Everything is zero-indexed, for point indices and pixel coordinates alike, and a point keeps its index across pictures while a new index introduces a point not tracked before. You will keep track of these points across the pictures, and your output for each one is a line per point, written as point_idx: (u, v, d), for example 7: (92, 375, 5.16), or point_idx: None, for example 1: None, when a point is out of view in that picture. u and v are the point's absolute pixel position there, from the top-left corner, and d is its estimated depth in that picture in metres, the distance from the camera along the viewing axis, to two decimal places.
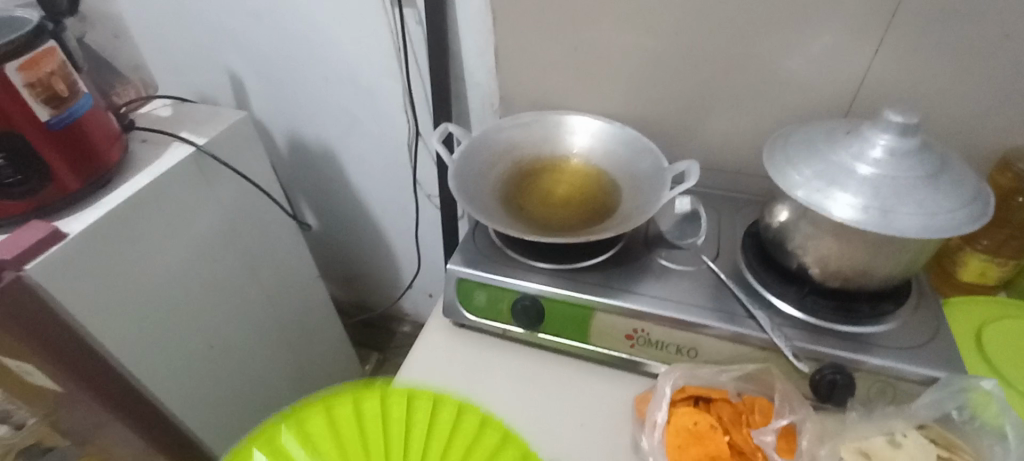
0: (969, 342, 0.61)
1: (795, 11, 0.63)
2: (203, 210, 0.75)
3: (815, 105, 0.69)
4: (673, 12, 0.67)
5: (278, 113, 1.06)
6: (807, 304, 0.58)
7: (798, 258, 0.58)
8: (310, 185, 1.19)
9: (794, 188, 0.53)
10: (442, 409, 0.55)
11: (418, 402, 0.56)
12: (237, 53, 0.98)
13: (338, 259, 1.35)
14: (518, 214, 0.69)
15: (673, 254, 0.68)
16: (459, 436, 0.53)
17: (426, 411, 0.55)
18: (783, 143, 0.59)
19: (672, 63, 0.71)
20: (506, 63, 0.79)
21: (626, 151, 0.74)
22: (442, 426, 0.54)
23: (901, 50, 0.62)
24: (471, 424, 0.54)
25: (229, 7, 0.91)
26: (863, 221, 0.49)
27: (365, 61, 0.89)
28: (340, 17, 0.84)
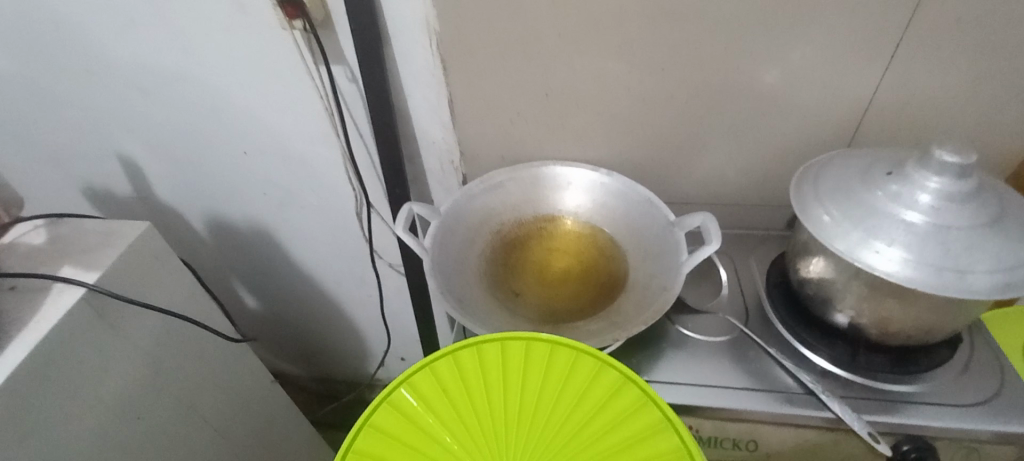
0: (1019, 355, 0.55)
1: (798, 32, 0.55)
2: (123, 361, 0.58)
3: (820, 129, 0.62)
4: (660, 43, 0.58)
5: (192, 195, 0.88)
6: (862, 365, 0.52)
7: (848, 317, 0.51)
8: (244, 268, 1.01)
9: (846, 250, 0.45)
10: (539, 354, 0.45)
11: (476, 356, 0.46)
12: (126, 135, 0.80)
13: (290, 339, 1.18)
14: (515, 307, 0.57)
15: (698, 318, 0.60)
16: (540, 370, 0.45)
17: (489, 362, 0.45)
18: (812, 186, 0.51)
19: (661, 99, 0.62)
20: (466, 118, 0.67)
21: (621, 204, 0.64)
22: (516, 368, 0.45)
23: (911, 65, 0.55)
24: (543, 355, 0.45)
25: (105, 82, 0.73)
26: (940, 288, 0.42)
27: (289, 133, 0.73)
28: (249, 86, 0.68)
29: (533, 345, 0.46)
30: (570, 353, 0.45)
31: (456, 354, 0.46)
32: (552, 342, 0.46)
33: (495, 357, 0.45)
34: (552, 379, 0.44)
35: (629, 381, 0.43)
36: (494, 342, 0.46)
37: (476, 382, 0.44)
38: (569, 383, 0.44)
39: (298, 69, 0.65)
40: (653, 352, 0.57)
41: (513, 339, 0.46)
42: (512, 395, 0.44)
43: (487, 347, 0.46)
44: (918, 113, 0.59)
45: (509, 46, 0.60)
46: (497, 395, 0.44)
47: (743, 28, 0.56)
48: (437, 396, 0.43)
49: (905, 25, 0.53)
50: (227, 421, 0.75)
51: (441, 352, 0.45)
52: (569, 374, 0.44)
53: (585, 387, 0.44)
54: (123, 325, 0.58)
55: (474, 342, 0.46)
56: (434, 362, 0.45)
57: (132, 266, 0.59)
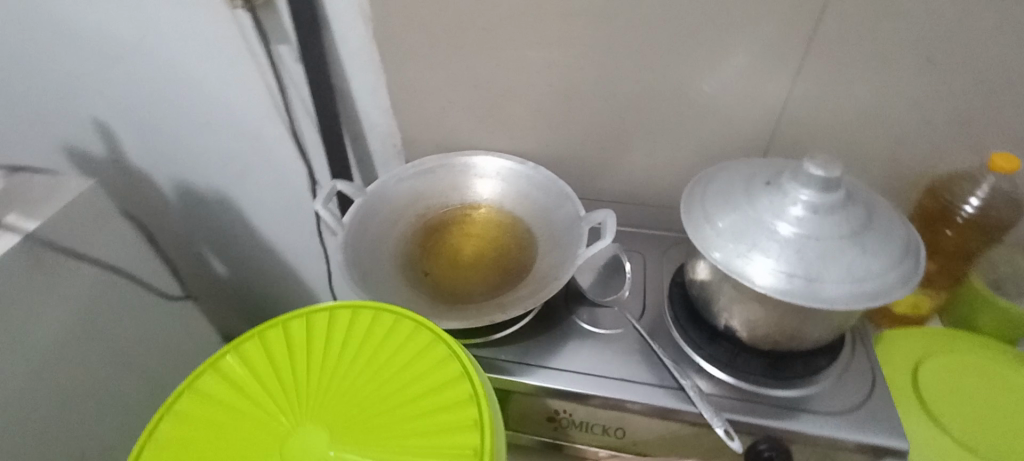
0: (907, 388, 0.56)
1: (709, 42, 0.57)
2: (57, 307, 0.62)
3: (735, 138, 0.63)
4: (580, 43, 0.60)
5: (159, 161, 0.93)
6: (739, 367, 0.54)
7: (724, 319, 0.53)
8: (210, 235, 1.06)
9: (714, 255, 0.47)
10: (382, 324, 0.47)
11: (327, 319, 0.48)
12: (96, 99, 0.84)
13: (256, 308, 1.23)
14: (420, 285, 0.61)
15: (598, 312, 0.62)
16: (379, 338, 0.46)
17: (336, 326, 0.47)
18: (701, 191, 0.53)
19: (584, 97, 0.64)
20: (401, 104, 0.70)
21: (540, 197, 0.67)
22: (358, 333, 0.47)
23: (818, 80, 0.57)
24: (386, 324, 0.47)
25: (74, 47, 0.77)
26: (789, 295, 0.44)
27: (240, 107, 0.77)
28: (202, 60, 0.72)
29: (380, 314, 0.48)
30: (411, 325, 0.47)
31: (310, 316, 0.48)
32: (399, 314, 0.48)
33: (343, 321, 0.47)
34: (388, 347, 0.46)
35: (454, 357, 0.44)
36: (349, 308, 0.48)
37: (316, 342, 0.46)
38: (400, 352, 0.45)
39: (244, 46, 0.68)
40: (547, 341, 0.59)
41: (366, 307, 0.48)
42: (344, 358, 0.45)
43: (340, 311, 0.48)
44: (827, 129, 0.60)
45: (438, 35, 0.62)
46: (330, 356, 0.45)
47: (655, 34, 0.57)
48: (278, 352, 0.46)
49: (808, 40, 0.54)
50: (164, 375, 0.80)
51: (295, 313, 0.48)
52: (403, 345, 0.46)
53: (413, 358, 0.45)
54: (60, 273, 0.62)
55: (329, 307, 0.49)
56: (288, 320, 0.48)
57: (72, 220, 0.63)
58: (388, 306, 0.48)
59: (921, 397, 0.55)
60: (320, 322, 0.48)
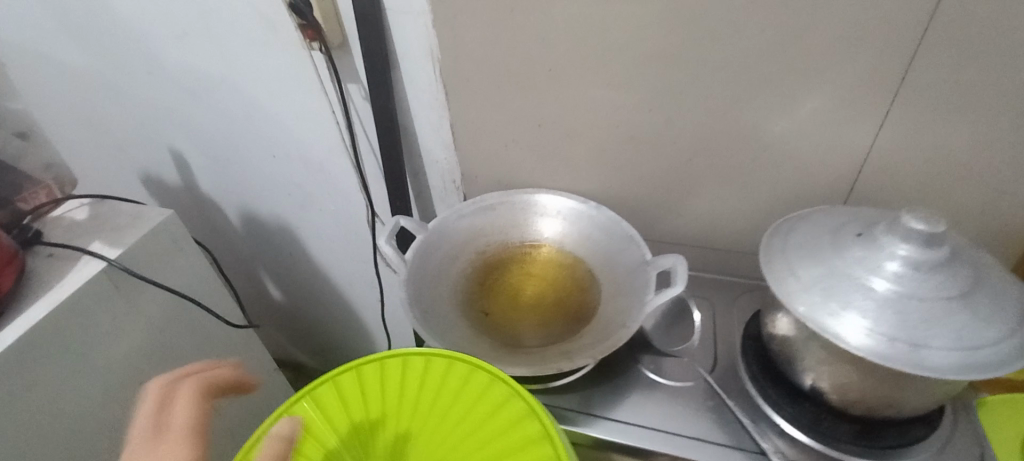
0: None
1: (789, 84, 0.54)
2: (131, 332, 0.65)
3: (813, 183, 0.60)
4: (649, 85, 0.59)
5: (227, 190, 0.96)
6: (824, 430, 0.50)
7: (810, 377, 0.49)
8: (269, 261, 1.09)
9: (802, 311, 0.44)
10: (458, 374, 0.48)
11: (402, 366, 0.50)
12: (175, 131, 0.89)
13: (306, 332, 1.25)
14: (480, 325, 0.60)
15: (665, 362, 0.59)
16: (454, 389, 0.48)
17: (412, 373, 0.50)
18: (783, 240, 0.50)
19: (651, 139, 0.63)
20: (465, 142, 0.70)
21: (602, 237, 0.65)
22: (433, 383, 0.49)
23: (909, 126, 0.53)
24: (461, 374, 0.48)
25: (160, 83, 0.81)
26: (890, 359, 0.40)
27: (309, 141, 0.79)
28: (277, 96, 0.75)
29: (455, 364, 0.49)
30: (486, 378, 0.48)
31: (385, 362, 0.51)
32: (472, 364, 0.48)
33: (417, 369, 0.50)
34: (464, 399, 0.47)
35: (532, 413, 0.45)
36: (421, 355, 0.50)
37: (394, 390, 0.49)
38: (478, 405, 0.47)
39: (317, 84, 0.71)
40: (611, 390, 0.57)
41: (438, 355, 0.50)
42: (423, 408, 0.48)
43: (414, 358, 0.51)
44: (918, 176, 0.56)
45: (506, 77, 0.62)
46: (409, 405, 0.48)
47: (731, 77, 0.56)
48: (357, 398, 0.49)
49: (899, 84, 0.51)
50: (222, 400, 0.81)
51: (370, 358, 0.51)
52: (479, 398, 0.47)
53: (491, 412, 0.46)
54: (135, 301, 0.65)
55: (403, 353, 0.51)
56: (364, 365, 0.51)
57: (148, 250, 0.65)
58: (462, 356, 0.49)
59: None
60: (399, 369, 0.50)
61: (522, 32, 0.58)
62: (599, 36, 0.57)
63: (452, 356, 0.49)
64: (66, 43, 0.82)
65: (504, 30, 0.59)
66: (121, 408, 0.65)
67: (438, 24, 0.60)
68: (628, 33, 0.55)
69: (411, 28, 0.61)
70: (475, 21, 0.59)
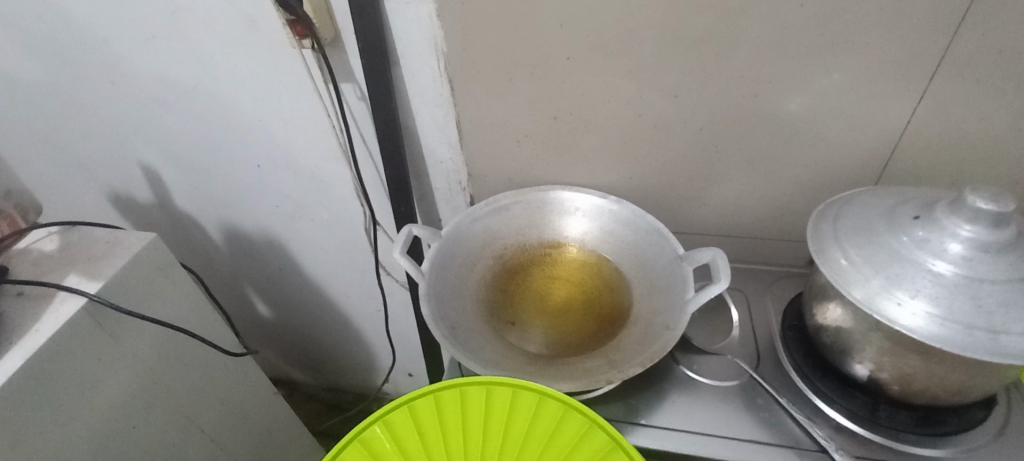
0: None
1: (822, 62, 0.52)
2: (121, 370, 0.59)
3: (844, 164, 0.58)
4: (673, 70, 0.55)
5: (207, 205, 0.89)
6: (884, 421, 0.48)
7: (868, 368, 0.47)
8: (256, 277, 1.02)
9: (868, 302, 0.42)
10: (525, 405, 0.46)
11: (458, 399, 0.48)
12: (146, 145, 0.81)
13: (300, 348, 1.19)
14: (509, 337, 0.56)
15: (705, 359, 0.57)
16: (522, 422, 0.46)
17: (471, 406, 0.47)
18: (831, 226, 0.48)
19: (674, 127, 0.59)
20: (473, 141, 0.66)
21: (628, 233, 0.62)
22: (497, 415, 0.46)
23: (945, 99, 0.52)
24: (530, 404, 0.46)
25: (128, 93, 0.74)
26: (972, 349, 0.38)
27: (299, 148, 0.73)
28: (261, 101, 0.68)
29: (521, 394, 0.47)
30: (559, 408, 0.46)
31: (439, 395, 0.48)
32: (540, 394, 0.47)
33: (477, 400, 0.47)
34: (535, 432, 0.45)
35: (616, 445, 0.44)
36: (480, 385, 0.48)
37: (453, 427, 0.46)
38: (553, 438, 0.45)
39: (308, 86, 0.65)
40: (654, 395, 0.54)
41: (499, 385, 0.48)
42: (490, 446, 0.45)
43: (472, 390, 0.48)
44: (954, 151, 0.55)
45: (518, 68, 0.58)
46: (473, 442, 0.45)
47: (762, 58, 0.53)
48: (412, 438, 0.46)
49: (937, 56, 0.49)
50: (223, 432, 0.75)
51: (422, 392, 0.48)
52: (553, 431, 0.45)
53: (570, 447, 0.44)
54: (122, 336, 0.58)
55: (459, 384, 0.48)
56: (415, 400, 0.48)
57: (133, 280, 0.59)
58: (529, 384, 0.47)
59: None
60: (459, 404, 0.47)
61: (536, 19, 0.54)
62: (620, 20, 0.53)
63: (518, 386, 0.47)
64: (13, 54, 0.73)
65: (517, 18, 0.54)
66: (113, 456, 0.59)
67: (444, 14, 0.55)
68: (652, 16, 0.52)
69: (413, 20, 0.55)
70: (484, 10, 0.54)
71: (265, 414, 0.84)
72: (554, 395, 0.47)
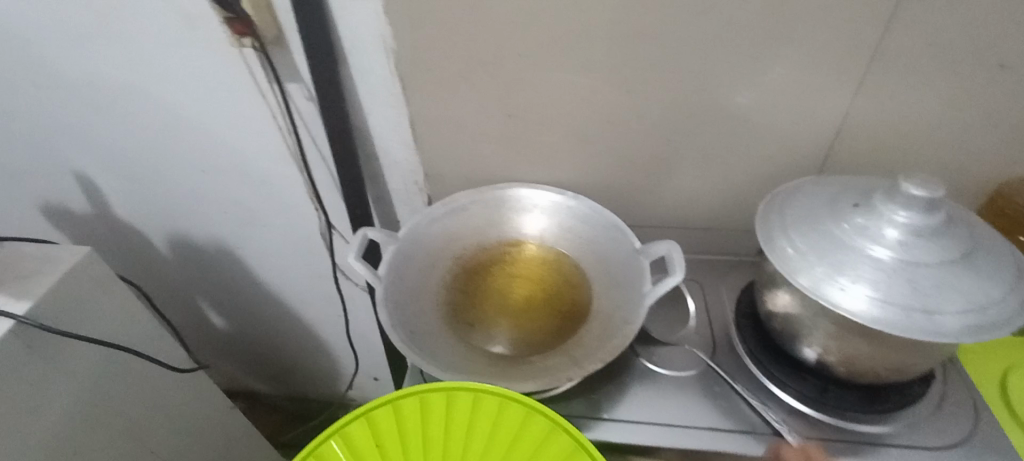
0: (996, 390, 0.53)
1: (766, 55, 0.53)
2: (56, 394, 0.55)
3: (790, 155, 0.60)
4: (625, 65, 0.55)
5: (150, 214, 0.84)
6: (833, 403, 0.50)
7: (817, 352, 0.49)
8: (207, 287, 0.98)
9: (813, 289, 0.43)
10: (487, 409, 0.46)
11: (419, 406, 0.47)
12: (79, 152, 0.76)
13: (258, 358, 1.15)
14: (470, 339, 0.55)
15: (664, 350, 0.58)
16: (483, 428, 0.46)
17: (431, 414, 0.47)
18: (778, 215, 0.49)
19: (628, 122, 0.60)
20: (428, 140, 0.65)
21: (586, 229, 0.62)
22: (458, 422, 0.46)
23: (881, 91, 0.54)
24: (491, 408, 0.46)
25: (54, 98, 0.69)
26: (910, 330, 0.40)
27: (246, 151, 0.70)
28: (202, 103, 0.65)
29: (482, 398, 0.47)
30: (521, 410, 0.46)
31: (398, 404, 0.47)
32: (502, 397, 0.46)
33: (438, 407, 0.47)
34: (497, 438, 0.46)
35: (578, 446, 0.44)
36: (440, 391, 0.48)
37: (413, 436, 0.46)
38: (515, 443, 0.45)
39: (253, 86, 0.62)
40: (615, 389, 0.55)
41: (460, 389, 0.47)
42: (450, 454, 0.45)
43: (432, 396, 0.48)
44: (889, 140, 0.58)
45: (471, 66, 0.57)
46: (434, 451, 0.45)
47: (710, 52, 0.53)
48: (370, 449, 0.45)
49: (872, 49, 0.52)
50: (176, 452, 0.72)
51: (380, 402, 0.47)
52: (515, 436, 0.45)
53: (532, 450, 0.45)
54: (57, 357, 0.55)
55: (418, 391, 0.48)
56: (374, 410, 0.47)
57: (67, 297, 0.55)
58: (490, 388, 0.47)
59: (1011, 406, 0.52)
60: (420, 412, 0.47)
61: (487, 15, 0.53)
62: (571, 16, 0.53)
63: (479, 390, 0.47)
64: None
65: (467, 15, 0.54)
66: None
67: (393, 11, 0.53)
68: (602, 12, 0.52)
69: (359, 16, 0.54)
70: (433, 6, 0.53)
71: (221, 429, 0.80)
72: (516, 398, 0.46)
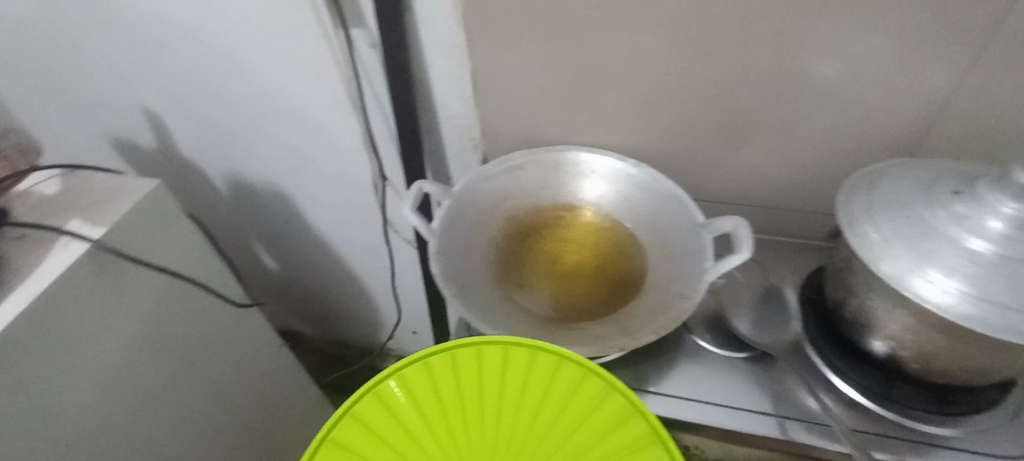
0: None
1: (868, 22, 0.48)
2: (124, 317, 0.58)
3: (877, 134, 0.56)
4: (707, 25, 0.51)
5: (211, 154, 0.87)
6: (897, 399, 0.48)
7: (887, 345, 0.46)
8: (260, 229, 1.01)
9: (897, 279, 0.40)
10: (543, 367, 0.45)
11: (475, 357, 0.45)
12: (147, 88, 0.78)
13: (304, 301, 1.19)
14: (519, 299, 0.55)
15: (718, 329, 0.56)
16: (539, 385, 0.44)
17: (487, 366, 0.45)
18: (864, 197, 0.46)
19: (701, 89, 0.56)
20: (488, 95, 0.63)
21: (645, 199, 0.60)
22: (514, 376, 0.45)
23: (995, 68, 0.49)
24: (548, 367, 0.45)
25: (127, 33, 0.70)
26: (1005, 331, 0.37)
27: (306, 97, 0.70)
28: (267, 44, 0.65)
29: (539, 355, 0.45)
30: (577, 371, 0.44)
31: (454, 353, 0.45)
32: (559, 356, 0.45)
33: (494, 361, 0.45)
34: (552, 397, 0.44)
35: (636, 412, 0.42)
36: (497, 345, 0.46)
37: (468, 386, 0.44)
38: (570, 404, 0.43)
39: (317, 30, 0.61)
40: (664, 363, 0.53)
41: (517, 345, 0.45)
42: (506, 407, 0.44)
43: (490, 348, 0.45)
44: (995, 124, 0.52)
45: (540, 18, 0.54)
46: (490, 403, 0.44)
47: (803, 15, 0.49)
48: (426, 394, 0.44)
49: (993, 21, 0.46)
50: (229, 381, 0.76)
51: (438, 349, 0.45)
52: (571, 396, 0.43)
53: (588, 413, 0.43)
54: (128, 283, 0.58)
55: (475, 343, 0.46)
56: (429, 357, 0.45)
57: (136, 227, 0.57)
58: (549, 347, 0.45)
59: None
60: (475, 364, 0.45)
61: None
62: None
63: (537, 348, 0.45)
64: None
65: None
66: (122, 402, 0.59)
67: None
68: None
69: None
70: None
71: (270, 364, 0.84)
72: (575, 359, 0.44)
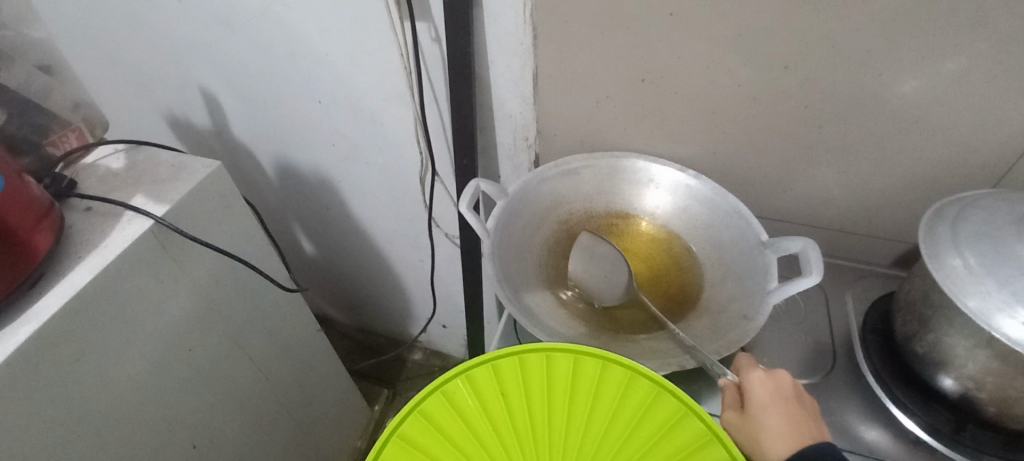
0: None
1: (968, 45, 0.46)
2: (178, 293, 0.59)
3: (956, 163, 0.53)
4: (789, 39, 0.49)
5: (263, 137, 0.88)
6: (967, 440, 0.45)
7: (961, 382, 0.44)
8: (303, 214, 1.02)
9: (988, 318, 0.38)
10: (615, 380, 0.44)
11: (544, 364, 0.45)
12: (209, 70, 0.79)
13: (338, 287, 1.20)
14: (571, 306, 0.54)
15: (772, 351, 0.54)
16: (611, 398, 0.43)
17: (557, 374, 0.44)
18: (952, 227, 0.43)
19: (774, 102, 0.54)
20: (549, 97, 0.62)
21: (705, 212, 0.58)
22: (585, 388, 0.44)
23: None
24: (620, 380, 0.44)
25: (195, 15, 0.71)
26: None
27: (365, 87, 0.70)
28: (333, 33, 0.65)
29: (611, 368, 0.44)
30: (650, 387, 0.43)
31: (523, 358, 0.45)
32: (630, 370, 0.44)
33: (564, 371, 0.44)
34: (622, 413, 0.42)
35: (713, 437, 0.40)
36: (567, 353, 0.45)
37: (537, 394, 0.44)
38: (641, 422, 0.42)
39: (383, 21, 0.61)
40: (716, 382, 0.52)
41: (588, 355, 0.45)
42: (575, 419, 0.42)
43: (559, 357, 0.45)
44: None
45: (613, 23, 0.53)
46: (558, 412, 0.43)
47: (896, 33, 0.47)
48: (495, 398, 0.43)
49: None
50: (270, 361, 0.77)
51: (508, 352, 0.45)
52: (643, 414, 0.42)
53: (661, 433, 0.41)
54: (185, 260, 0.59)
55: (545, 348, 0.45)
56: (499, 360, 0.45)
57: (196, 207, 0.58)
58: (621, 360, 0.44)
59: None
60: (545, 371, 0.44)
61: None
62: None
63: (609, 359, 0.44)
64: None
65: None
66: (171, 375, 0.60)
67: None
68: None
69: None
70: None
71: (307, 348, 0.85)
72: (649, 375, 0.43)
